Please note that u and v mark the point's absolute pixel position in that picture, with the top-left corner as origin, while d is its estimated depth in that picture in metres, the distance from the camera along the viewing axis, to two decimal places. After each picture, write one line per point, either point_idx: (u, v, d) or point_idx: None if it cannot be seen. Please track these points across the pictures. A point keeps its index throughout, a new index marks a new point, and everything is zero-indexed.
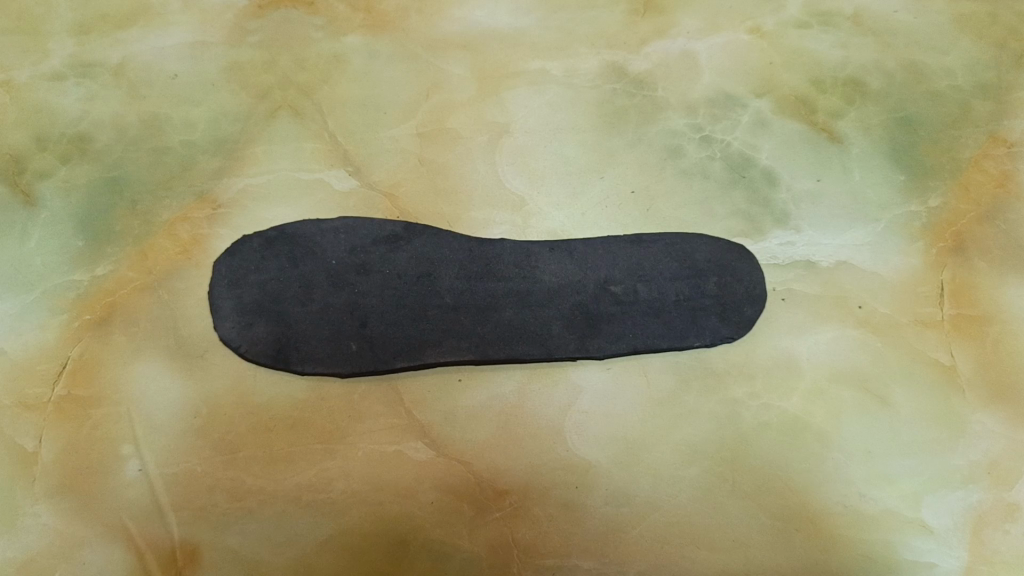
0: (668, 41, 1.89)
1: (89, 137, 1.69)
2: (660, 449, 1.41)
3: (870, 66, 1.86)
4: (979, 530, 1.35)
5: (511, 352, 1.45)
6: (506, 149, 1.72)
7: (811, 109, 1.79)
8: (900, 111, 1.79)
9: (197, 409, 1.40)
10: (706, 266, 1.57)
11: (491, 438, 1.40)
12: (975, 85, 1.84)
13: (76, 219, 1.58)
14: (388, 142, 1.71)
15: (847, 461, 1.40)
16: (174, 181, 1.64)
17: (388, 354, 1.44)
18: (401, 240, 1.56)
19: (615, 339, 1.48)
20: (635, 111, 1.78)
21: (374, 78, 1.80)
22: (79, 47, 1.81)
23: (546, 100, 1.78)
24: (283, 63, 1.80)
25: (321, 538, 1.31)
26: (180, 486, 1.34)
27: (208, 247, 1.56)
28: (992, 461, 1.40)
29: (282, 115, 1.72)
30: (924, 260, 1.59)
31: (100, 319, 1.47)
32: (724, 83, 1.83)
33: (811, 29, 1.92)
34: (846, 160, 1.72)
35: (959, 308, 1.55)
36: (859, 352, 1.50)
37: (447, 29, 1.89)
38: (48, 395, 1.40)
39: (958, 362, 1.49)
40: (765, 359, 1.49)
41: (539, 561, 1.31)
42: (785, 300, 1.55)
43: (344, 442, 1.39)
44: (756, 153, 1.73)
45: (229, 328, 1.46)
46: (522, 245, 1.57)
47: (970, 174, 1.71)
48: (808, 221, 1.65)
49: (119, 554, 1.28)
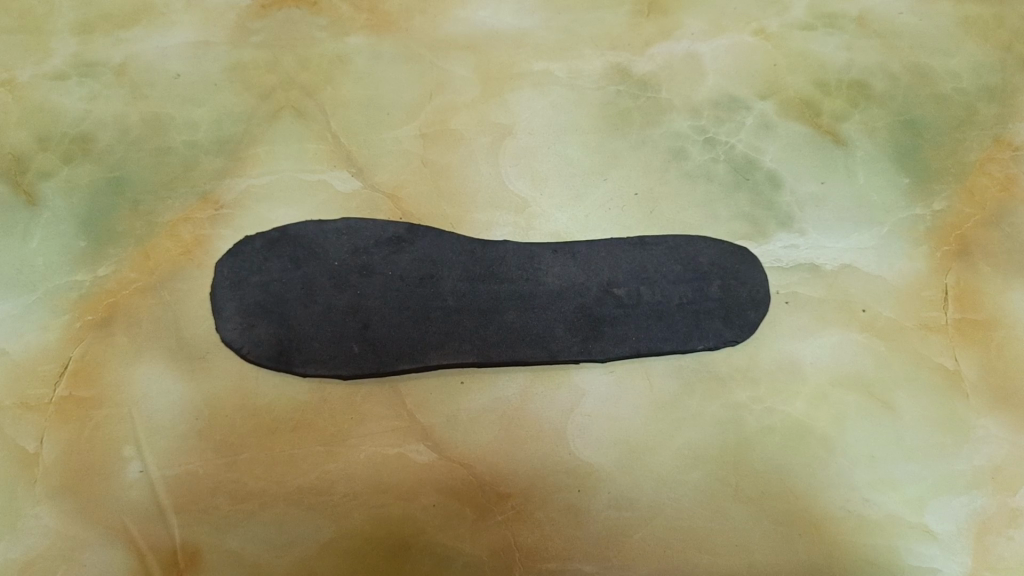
0: (672, 42, 1.88)
1: (92, 137, 1.68)
2: (663, 453, 1.40)
3: (875, 68, 1.85)
4: (982, 536, 1.34)
5: (513, 354, 1.45)
6: (509, 150, 1.71)
7: (815, 111, 1.79)
8: (905, 114, 1.79)
9: (198, 411, 1.40)
10: (711, 269, 1.55)
11: (493, 441, 1.40)
12: (980, 87, 1.83)
13: (78, 219, 1.58)
14: (391, 143, 1.71)
15: (851, 466, 1.40)
16: (176, 181, 1.64)
17: (390, 356, 1.44)
18: (403, 241, 1.55)
19: (618, 342, 1.47)
20: (639, 113, 1.77)
21: (377, 79, 1.79)
22: (81, 46, 1.81)
23: (549, 102, 1.78)
24: (286, 63, 1.80)
25: (322, 540, 1.30)
26: (181, 487, 1.33)
27: (210, 247, 1.55)
28: (996, 466, 1.40)
29: (285, 115, 1.72)
30: (929, 265, 1.59)
31: (102, 320, 1.47)
32: (728, 85, 1.82)
33: (816, 31, 1.91)
34: (850, 163, 1.71)
35: (963, 312, 1.54)
36: (863, 356, 1.50)
37: (451, 29, 1.88)
38: (49, 396, 1.40)
39: (962, 367, 1.49)
40: (769, 363, 1.49)
41: (541, 565, 1.31)
42: (788, 303, 1.54)
43: (346, 445, 1.38)
44: (760, 155, 1.72)
45: (230, 329, 1.45)
46: (525, 247, 1.56)
47: (975, 178, 1.70)
48: (812, 224, 1.64)
49: (120, 556, 1.28)
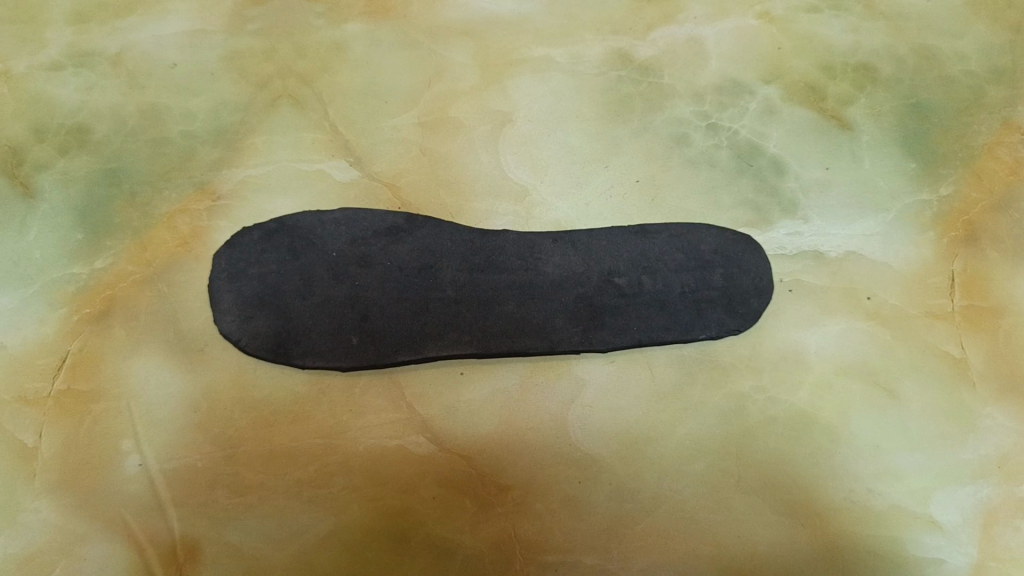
0: (675, 26, 1.84)
1: (89, 128, 1.67)
2: (663, 445, 1.39)
3: (881, 51, 1.82)
4: (988, 527, 1.34)
5: (512, 345, 1.43)
6: (509, 138, 1.69)
7: (820, 95, 1.76)
8: (912, 98, 1.75)
9: (197, 404, 1.39)
10: (713, 257, 1.53)
11: (493, 433, 1.39)
12: (989, 70, 1.79)
13: (75, 211, 1.57)
14: (389, 132, 1.69)
15: (855, 457, 1.39)
16: (173, 172, 1.62)
17: (389, 347, 1.42)
18: (402, 232, 1.53)
19: (619, 332, 1.45)
20: (640, 99, 1.74)
21: (375, 67, 1.77)
22: (77, 36, 1.79)
23: (550, 89, 1.75)
24: (283, 52, 1.77)
25: (321, 534, 1.31)
26: (179, 481, 1.34)
27: (208, 239, 1.54)
28: (1003, 456, 1.38)
29: (282, 105, 1.70)
30: (936, 251, 1.56)
31: (100, 312, 1.46)
32: (731, 70, 1.79)
33: (822, 13, 1.87)
34: (856, 149, 1.68)
35: (970, 299, 1.52)
36: (868, 344, 1.48)
37: (449, 14, 1.84)
38: (49, 389, 1.39)
39: (969, 355, 1.47)
40: (772, 352, 1.47)
41: (541, 557, 1.32)
42: (793, 291, 1.52)
43: (345, 437, 1.38)
44: (764, 141, 1.70)
45: (228, 321, 1.44)
46: (525, 236, 1.54)
47: (983, 162, 1.67)
48: (816, 211, 1.61)
49: (120, 550, 1.30)
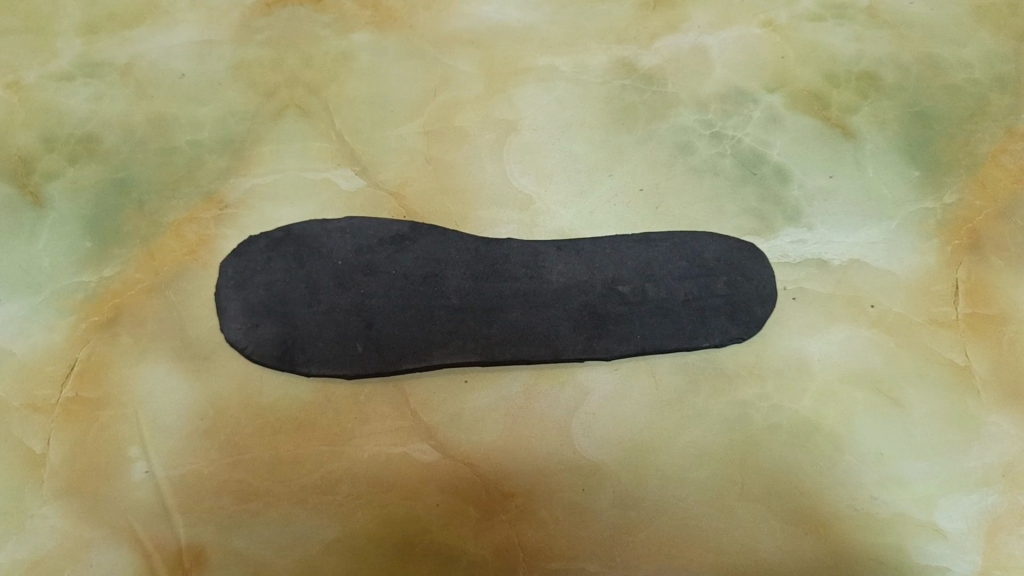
0: (679, 35, 1.86)
1: (98, 137, 1.69)
2: (667, 452, 1.39)
3: (885, 59, 1.82)
4: (993, 535, 1.33)
5: (516, 353, 1.44)
6: (513, 147, 1.70)
7: (824, 103, 1.76)
8: (916, 106, 1.76)
9: (203, 411, 1.40)
10: (716, 265, 1.54)
11: (497, 441, 1.40)
12: (993, 78, 1.80)
13: (83, 219, 1.59)
14: (395, 141, 1.70)
15: (858, 465, 1.38)
16: (181, 181, 1.64)
17: (394, 355, 1.43)
18: (406, 240, 1.54)
19: (623, 340, 1.46)
20: (644, 108, 1.75)
21: (382, 77, 1.79)
22: (87, 46, 1.81)
23: (555, 97, 1.76)
24: (290, 62, 1.79)
25: (326, 540, 1.31)
26: (186, 488, 1.34)
27: (215, 247, 1.56)
28: (1008, 464, 1.38)
29: (289, 114, 1.72)
30: (940, 259, 1.56)
31: (108, 320, 1.48)
32: (735, 78, 1.80)
33: (825, 22, 1.88)
34: (860, 156, 1.69)
35: (974, 307, 1.52)
36: (872, 352, 1.48)
37: (455, 24, 1.86)
38: (57, 397, 1.40)
39: (974, 363, 1.46)
40: (776, 359, 1.47)
41: (545, 564, 1.31)
42: (796, 299, 1.52)
43: (350, 445, 1.39)
44: (767, 149, 1.70)
45: (235, 329, 1.45)
46: (529, 244, 1.55)
47: (987, 170, 1.67)
48: (821, 218, 1.62)
49: (126, 556, 1.30)
